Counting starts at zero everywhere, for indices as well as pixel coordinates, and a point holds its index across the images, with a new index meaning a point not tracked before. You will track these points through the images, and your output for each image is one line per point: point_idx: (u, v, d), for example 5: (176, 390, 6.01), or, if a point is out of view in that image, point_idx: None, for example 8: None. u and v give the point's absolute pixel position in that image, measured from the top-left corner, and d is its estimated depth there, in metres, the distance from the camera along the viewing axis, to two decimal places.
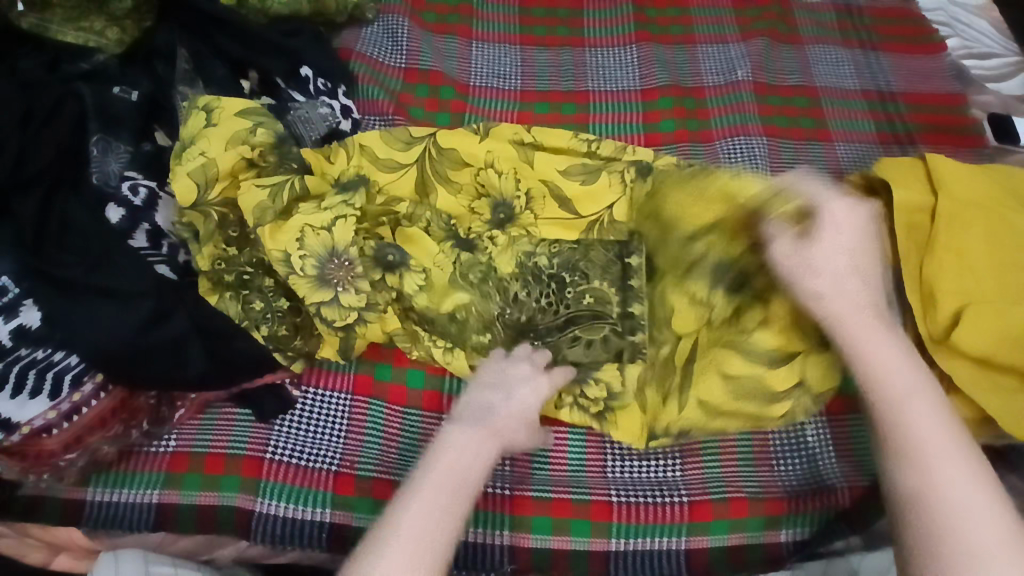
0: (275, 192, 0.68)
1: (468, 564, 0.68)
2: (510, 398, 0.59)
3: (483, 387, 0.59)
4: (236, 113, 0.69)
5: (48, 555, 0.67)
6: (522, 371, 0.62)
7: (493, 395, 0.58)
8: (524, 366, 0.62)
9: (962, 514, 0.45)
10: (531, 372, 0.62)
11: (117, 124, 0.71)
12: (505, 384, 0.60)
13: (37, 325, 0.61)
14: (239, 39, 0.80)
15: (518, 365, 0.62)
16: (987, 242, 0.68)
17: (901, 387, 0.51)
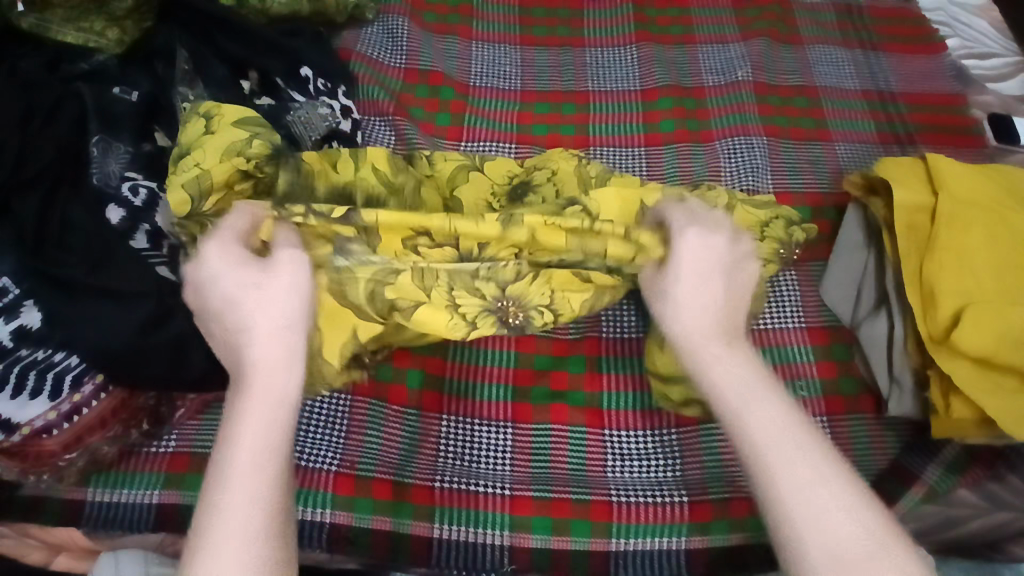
0: (274, 221, 0.61)
1: (470, 564, 0.67)
2: (262, 326, 0.46)
3: (242, 306, 0.47)
4: (233, 121, 0.66)
5: (47, 555, 0.65)
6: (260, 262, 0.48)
7: (692, 250, 0.50)
8: (255, 282, 0.47)
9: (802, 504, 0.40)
10: (703, 235, 0.50)
11: (118, 124, 0.71)
12: (234, 284, 0.47)
13: (37, 325, 0.61)
14: (238, 38, 0.80)
15: (246, 266, 0.48)
16: (986, 242, 0.68)
17: (760, 439, 0.42)
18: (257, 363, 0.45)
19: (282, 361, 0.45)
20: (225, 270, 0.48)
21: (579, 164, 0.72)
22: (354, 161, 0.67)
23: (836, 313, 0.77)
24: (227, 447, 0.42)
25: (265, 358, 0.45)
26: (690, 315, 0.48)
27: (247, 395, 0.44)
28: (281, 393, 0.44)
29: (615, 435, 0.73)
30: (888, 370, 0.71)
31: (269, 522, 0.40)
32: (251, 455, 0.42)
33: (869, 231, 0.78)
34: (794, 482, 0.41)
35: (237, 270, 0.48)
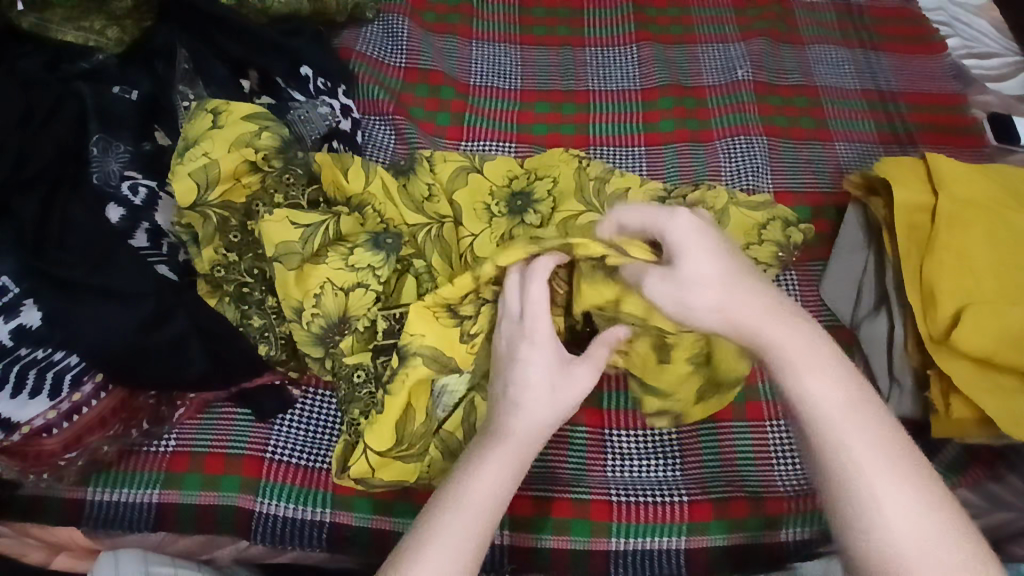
0: (308, 233, 0.62)
1: None
2: (538, 377, 0.48)
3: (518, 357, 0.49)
4: (244, 116, 0.66)
5: (47, 555, 0.65)
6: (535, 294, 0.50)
7: (691, 257, 0.46)
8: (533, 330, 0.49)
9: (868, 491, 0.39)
10: (698, 238, 0.46)
11: (117, 124, 0.71)
12: (531, 345, 0.49)
13: (38, 325, 0.61)
14: (238, 37, 0.79)
15: (535, 313, 0.50)
16: (986, 242, 0.68)
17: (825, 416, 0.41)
18: (528, 394, 0.48)
19: (557, 396, 0.48)
20: (535, 315, 0.50)
21: (579, 168, 0.71)
22: (365, 173, 0.68)
23: (836, 313, 0.76)
24: (484, 457, 0.45)
25: (542, 394, 0.48)
26: (752, 302, 0.44)
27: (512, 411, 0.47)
28: (542, 424, 0.47)
29: (615, 435, 0.73)
30: (889, 370, 0.71)
31: (494, 519, 0.42)
32: (508, 465, 0.45)
33: (869, 230, 0.78)
34: (866, 460, 0.40)
35: (541, 325, 0.49)
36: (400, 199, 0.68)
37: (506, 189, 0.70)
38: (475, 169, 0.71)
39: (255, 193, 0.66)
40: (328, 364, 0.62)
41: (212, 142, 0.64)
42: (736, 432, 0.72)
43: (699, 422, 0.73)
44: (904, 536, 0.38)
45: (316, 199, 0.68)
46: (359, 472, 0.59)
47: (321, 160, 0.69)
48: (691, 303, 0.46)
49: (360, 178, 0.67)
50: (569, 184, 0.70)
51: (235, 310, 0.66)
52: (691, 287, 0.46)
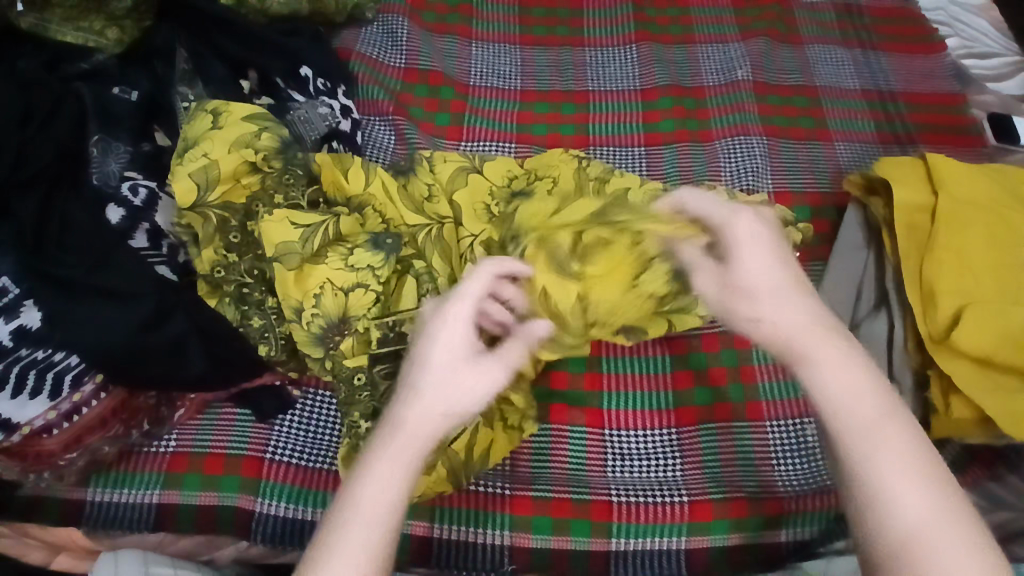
0: (308, 233, 0.62)
1: (470, 564, 0.68)
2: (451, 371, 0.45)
3: (426, 341, 0.46)
4: (244, 117, 0.66)
5: (48, 555, 0.66)
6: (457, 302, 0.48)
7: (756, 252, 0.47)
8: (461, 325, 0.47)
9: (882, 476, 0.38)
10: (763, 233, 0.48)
11: (116, 124, 0.71)
12: (445, 325, 0.47)
13: (37, 325, 0.61)
14: (238, 38, 0.80)
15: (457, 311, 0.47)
16: (985, 242, 0.68)
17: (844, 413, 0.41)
18: (429, 380, 0.45)
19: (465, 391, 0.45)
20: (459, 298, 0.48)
21: (579, 167, 0.71)
22: (365, 173, 0.68)
23: (836, 313, 0.76)
24: (375, 452, 0.42)
25: (438, 379, 0.45)
26: (795, 312, 0.44)
27: (413, 393, 0.44)
28: (442, 411, 0.44)
29: (615, 435, 0.73)
30: (889, 370, 0.71)
31: (391, 520, 0.40)
32: (401, 459, 0.42)
33: (869, 230, 0.78)
34: (884, 462, 0.39)
35: (454, 332, 0.47)
36: (400, 199, 0.68)
37: (506, 188, 0.70)
38: (475, 169, 0.71)
39: (254, 193, 0.66)
40: (328, 365, 0.62)
41: (212, 142, 0.64)
42: (736, 431, 0.72)
43: (699, 422, 0.73)
44: (920, 524, 0.37)
45: (315, 199, 0.67)
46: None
47: (321, 161, 0.69)
48: (741, 313, 0.46)
49: (360, 178, 0.68)
50: (569, 183, 0.70)
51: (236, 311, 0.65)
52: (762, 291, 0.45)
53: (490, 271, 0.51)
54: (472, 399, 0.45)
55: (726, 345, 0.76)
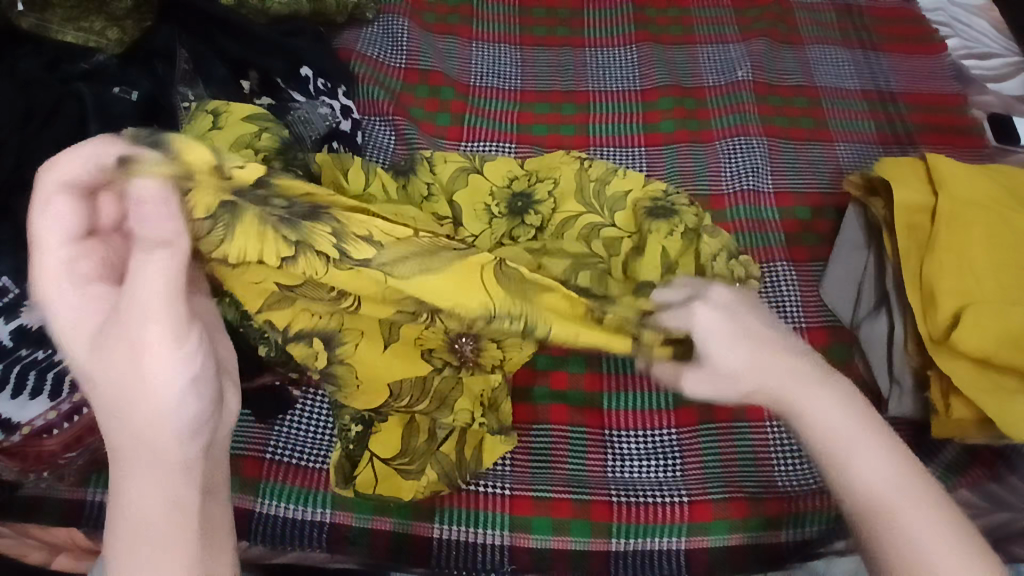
0: None
1: (470, 565, 0.67)
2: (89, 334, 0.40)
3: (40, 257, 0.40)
4: (243, 117, 0.65)
5: (48, 555, 0.66)
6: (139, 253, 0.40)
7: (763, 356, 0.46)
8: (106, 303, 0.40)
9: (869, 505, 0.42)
10: (735, 315, 0.48)
11: (116, 123, 0.69)
12: (150, 280, 0.39)
13: (36, 326, 0.60)
14: (239, 40, 0.80)
15: (65, 236, 0.40)
16: (985, 242, 0.68)
17: (842, 437, 0.44)
18: (98, 389, 0.39)
19: (140, 382, 0.38)
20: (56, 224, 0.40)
21: (580, 168, 0.71)
22: (365, 174, 0.67)
23: (836, 313, 0.76)
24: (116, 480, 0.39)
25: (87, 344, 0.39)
26: (806, 401, 0.45)
27: (101, 416, 0.39)
28: (140, 418, 0.39)
29: (615, 435, 0.73)
30: (889, 371, 0.70)
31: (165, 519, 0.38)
32: (153, 466, 0.39)
33: (869, 230, 0.78)
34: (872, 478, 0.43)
35: (87, 269, 0.40)
36: (401, 199, 0.67)
37: (506, 189, 0.70)
38: (475, 169, 0.71)
39: None
40: None
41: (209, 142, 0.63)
42: (736, 432, 0.73)
43: (699, 423, 0.74)
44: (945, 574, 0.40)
45: None
46: (365, 482, 0.62)
47: (321, 160, 0.68)
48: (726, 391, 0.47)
49: (360, 178, 0.67)
50: (570, 184, 0.70)
51: None
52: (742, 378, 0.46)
53: (64, 189, 0.40)
54: (156, 396, 0.38)
55: None
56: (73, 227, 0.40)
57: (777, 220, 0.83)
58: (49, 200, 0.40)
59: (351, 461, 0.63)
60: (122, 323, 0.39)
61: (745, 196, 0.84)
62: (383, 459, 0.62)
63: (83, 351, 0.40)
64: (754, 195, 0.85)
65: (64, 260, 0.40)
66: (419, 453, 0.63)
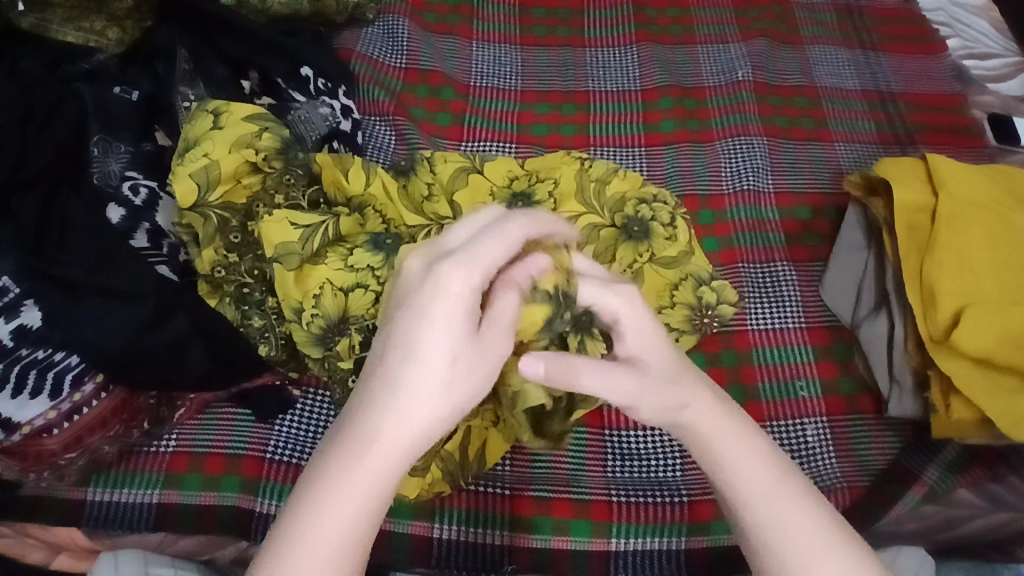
0: (308, 234, 0.62)
1: (470, 564, 0.68)
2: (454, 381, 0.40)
3: (431, 319, 0.39)
4: (244, 117, 0.66)
5: (48, 555, 0.66)
6: (490, 246, 0.40)
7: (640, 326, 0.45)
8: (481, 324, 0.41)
9: (776, 524, 0.42)
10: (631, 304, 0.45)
11: (117, 124, 0.71)
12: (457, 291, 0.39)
13: (37, 325, 0.61)
14: (238, 38, 0.80)
15: (478, 257, 0.39)
16: (985, 242, 0.68)
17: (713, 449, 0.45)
18: (406, 381, 0.39)
19: (449, 389, 0.39)
20: (479, 259, 0.39)
21: (581, 168, 0.71)
22: (366, 173, 0.68)
23: (836, 313, 0.77)
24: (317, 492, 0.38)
25: (441, 376, 0.39)
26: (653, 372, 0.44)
27: (382, 424, 0.38)
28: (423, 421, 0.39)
29: (615, 434, 0.73)
30: (889, 371, 0.71)
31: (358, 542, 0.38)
32: (369, 476, 0.38)
33: (869, 230, 0.77)
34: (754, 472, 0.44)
35: (468, 277, 0.39)
36: (400, 200, 0.68)
37: (506, 188, 0.70)
38: (475, 169, 0.70)
39: (255, 194, 0.66)
40: (325, 365, 0.62)
41: (210, 143, 0.64)
42: None
43: None
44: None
45: (315, 199, 0.67)
46: None
47: (322, 160, 0.69)
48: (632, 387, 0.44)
49: (360, 177, 0.67)
50: (570, 184, 0.69)
51: (232, 312, 0.65)
52: (651, 373, 0.45)
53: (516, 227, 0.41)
54: (460, 402, 0.40)
55: (726, 345, 0.76)
56: (497, 252, 0.40)
57: (776, 220, 0.83)
58: (501, 230, 0.40)
59: None
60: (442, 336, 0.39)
61: (746, 197, 0.84)
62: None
63: (436, 342, 0.39)
64: (754, 195, 0.85)
65: (472, 267, 0.39)
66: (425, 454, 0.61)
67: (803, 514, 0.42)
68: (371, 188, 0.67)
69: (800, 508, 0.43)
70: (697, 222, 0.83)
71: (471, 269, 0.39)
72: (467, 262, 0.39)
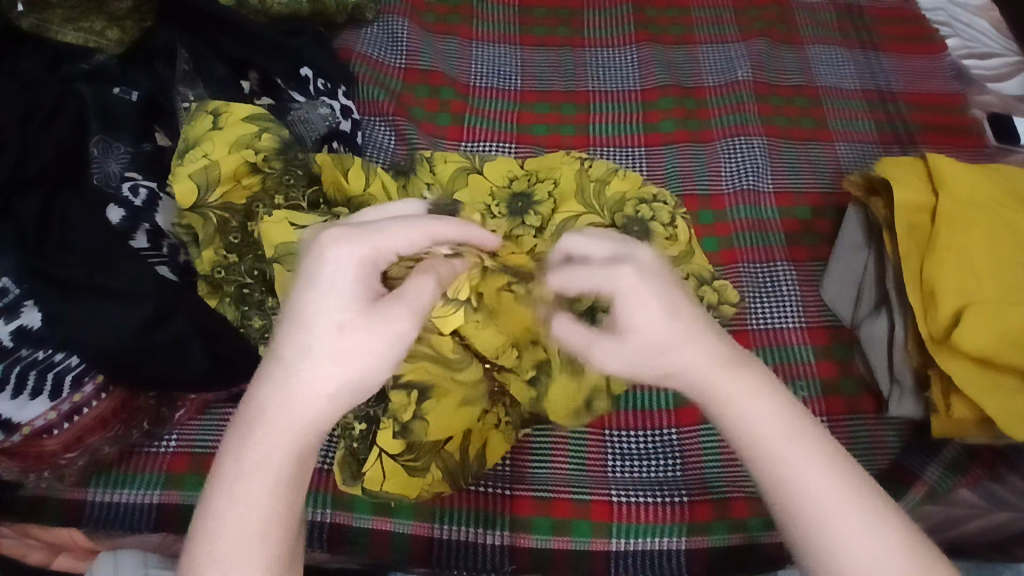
0: None
1: (469, 564, 0.68)
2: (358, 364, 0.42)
3: (315, 293, 0.43)
4: (243, 117, 0.66)
5: (48, 556, 0.66)
6: (394, 233, 0.45)
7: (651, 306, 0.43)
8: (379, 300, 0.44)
9: (793, 480, 0.39)
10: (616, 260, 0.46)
11: (118, 125, 0.71)
12: (346, 264, 0.43)
13: (37, 325, 0.61)
14: (239, 39, 0.80)
15: (372, 237, 0.44)
16: (986, 242, 0.68)
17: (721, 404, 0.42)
18: (298, 345, 0.41)
19: (342, 345, 0.42)
20: (378, 237, 0.45)
21: (581, 169, 0.71)
22: (365, 174, 0.67)
23: (837, 313, 0.77)
24: (226, 462, 0.39)
25: (330, 345, 0.42)
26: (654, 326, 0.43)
27: (269, 388, 0.41)
28: (320, 386, 0.41)
29: (615, 435, 0.73)
30: (889, 370, 0.71)
31: (268, 516, 0.38)
32: (277, 438, 0.39)
33: (869, 230, 0.77)
34: (767, 428, 0.40)
35: (352, 253, 0.44)
36: (400, 198, 0.66)
37: (506, 189, 0.70)
38: (475, 169, 0.71)
39: (255, 194, 0.66)
40: None
41: (207, 144, 0.64)
42: None
43: (700, 423, 0.74)
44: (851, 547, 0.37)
45: (315, 200, 0.66)
46: (374, 478, 0.59)
47: (321, 160, 0.68)
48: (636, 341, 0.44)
49: (360, 178, 0.67)
50: (569, 184, 0.69)
51: (234, 312, 0.66)
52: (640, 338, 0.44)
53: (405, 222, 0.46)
54: (359, 367, 0.42)
55: None
56: (405, 238, 0.45)
57: (776, 220, 0.83)
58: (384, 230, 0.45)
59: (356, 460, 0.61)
60: (326, 305, 0.42)
61: (746, 197, 0.84)
62: (390, 455, 0.59)
63: (326, 307, 0.42)
64: (753, 195, 0.85)
65: (359, 251, 0.44)
66: (425, 451, 0.60)
67: (817, 467, 0.39)
68: (371, 186, 0.66)
69: (811, 457, 0.39)
70: (697, 221, 0.83)
71: (356, 255, 0.44)
72: (346, 246, 0.44)
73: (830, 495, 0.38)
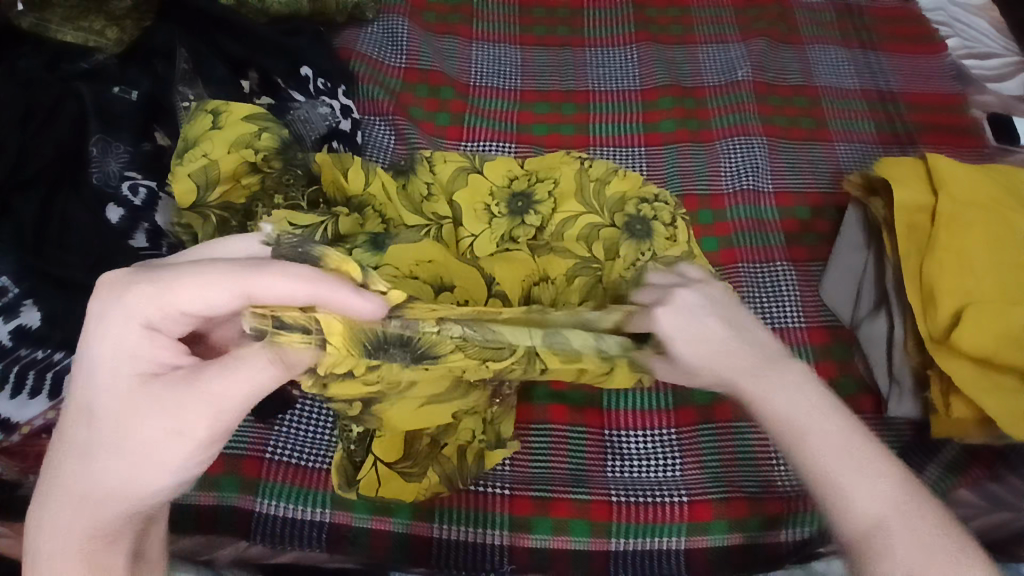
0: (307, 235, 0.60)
1: (469, 564, 0.68)
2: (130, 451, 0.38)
3: (103, 343, 0.39)
4: (244, 117, 0.66)
5: None
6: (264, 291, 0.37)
7: (707, 323, 0.44)
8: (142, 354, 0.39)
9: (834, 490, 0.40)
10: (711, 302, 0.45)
11: (117, 124, 0.70)
12: (118, 322, 0.39)
13: (37, 324, 0.61)
14: (239, 39, 0.80)
15: (164, 291, 0.38)
16: (986, 242, 0.68)
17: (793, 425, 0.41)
18: (103, 401, 0.39)
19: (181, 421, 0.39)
20: (165, 292, 0.38)
21: (580, 168, 0.71)
22: (365, 173, 0.67)
23: (836, 313, 0.77)
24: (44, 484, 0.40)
25: (105, 411, 0.39)
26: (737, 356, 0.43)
27: (79, 434, 0.39)
28: (108, 449, 0.39)
29: (615, 435, 0.73)
30: (888, 370, 0.71)
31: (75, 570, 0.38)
32: (101, 491, 0.39)
33: (869, 230, 0.77)
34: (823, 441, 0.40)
35: (205, 300, 0.38)
36: (400, 199, 0.67)
37: (506, 188, 0.70)
38: (475, 169, 0.70)
39: (254, 194, 0.65)
40: None
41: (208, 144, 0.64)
42: (736, 432, 0.73)
43: (700, 423, 0.74)
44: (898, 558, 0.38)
45: (315, 200, 0.66)
46: (368, 484, 0.62)
47: (321, 160, 0.68)
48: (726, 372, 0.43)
49: (360, 177, 0.66)
50: (569, 184, 0.69)
51: None
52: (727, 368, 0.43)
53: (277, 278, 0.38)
54: (170, 441, 0.39)
55: None
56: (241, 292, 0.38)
57: (776, 219, 0.83)
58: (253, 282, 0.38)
59: (353, 464, 0.63)
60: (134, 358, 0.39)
61: (745, 196, 0.84)
62: (385, 462, 0.62)
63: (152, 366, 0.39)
64: (753, 195, 0.85)
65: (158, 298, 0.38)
66: (422, 457, 0.63)
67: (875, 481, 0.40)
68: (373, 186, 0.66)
69: (866, 471, 0.40)
70: (697, 221, 0.83)
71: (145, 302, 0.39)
72: (194, 299, 0.38)
73: (876, 499, 0.39)
